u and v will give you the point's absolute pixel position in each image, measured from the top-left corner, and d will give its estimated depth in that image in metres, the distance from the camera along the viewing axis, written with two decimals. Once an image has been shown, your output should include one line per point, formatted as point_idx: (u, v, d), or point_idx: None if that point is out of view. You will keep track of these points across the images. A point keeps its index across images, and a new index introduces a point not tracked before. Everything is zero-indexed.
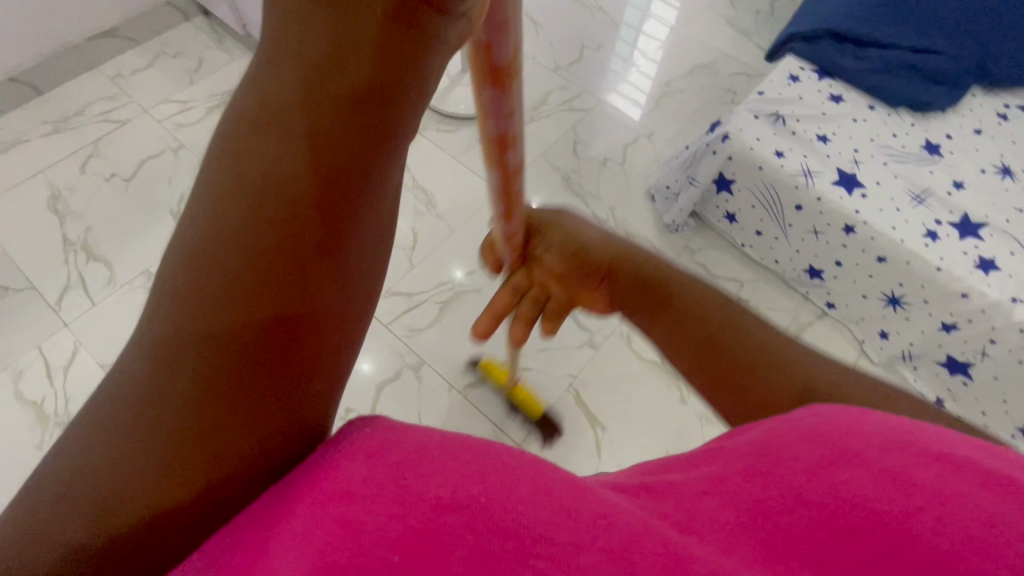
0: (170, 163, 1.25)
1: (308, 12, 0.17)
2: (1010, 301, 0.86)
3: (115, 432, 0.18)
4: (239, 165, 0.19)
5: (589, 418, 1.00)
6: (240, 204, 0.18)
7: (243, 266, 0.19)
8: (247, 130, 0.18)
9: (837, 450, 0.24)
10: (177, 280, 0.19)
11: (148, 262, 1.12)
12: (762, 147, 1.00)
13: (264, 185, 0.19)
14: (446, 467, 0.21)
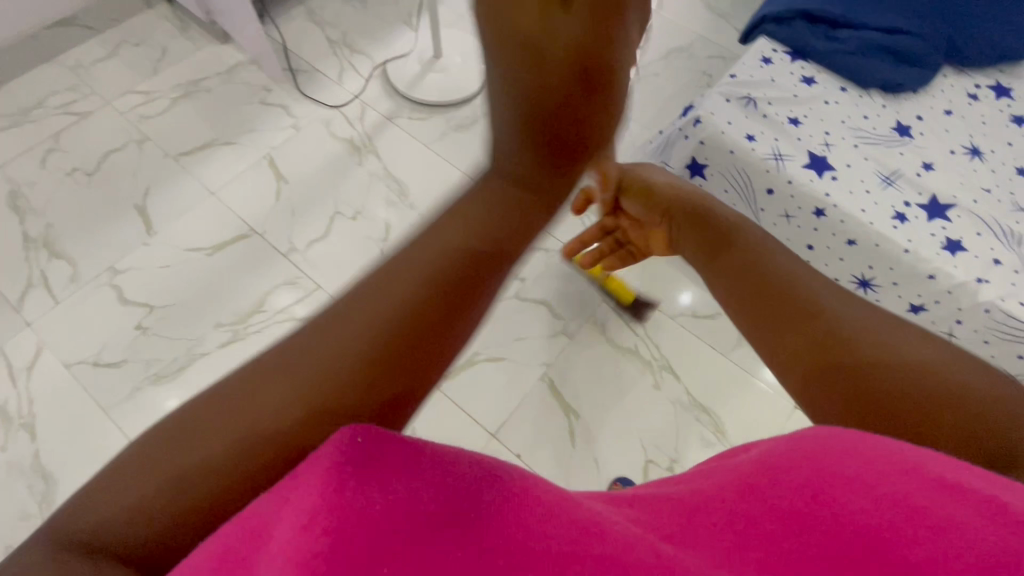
0: (133, 156, 1.21)
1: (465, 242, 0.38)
2: (975, 282, 0.87)
3: (248, 409, 0.27)
4: (390, 292, 0.33)
5: (563, 406, 1.00)
6: (383, 311, 0.32)
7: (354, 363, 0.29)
8: (404, 276, 0.34)
9: (832, 470, 0.24)
10: (327, 337, 0.30)
11: (112, 258, 1.09)
12: (733, 131, 1.00)
13: (401, 308, 0.32)
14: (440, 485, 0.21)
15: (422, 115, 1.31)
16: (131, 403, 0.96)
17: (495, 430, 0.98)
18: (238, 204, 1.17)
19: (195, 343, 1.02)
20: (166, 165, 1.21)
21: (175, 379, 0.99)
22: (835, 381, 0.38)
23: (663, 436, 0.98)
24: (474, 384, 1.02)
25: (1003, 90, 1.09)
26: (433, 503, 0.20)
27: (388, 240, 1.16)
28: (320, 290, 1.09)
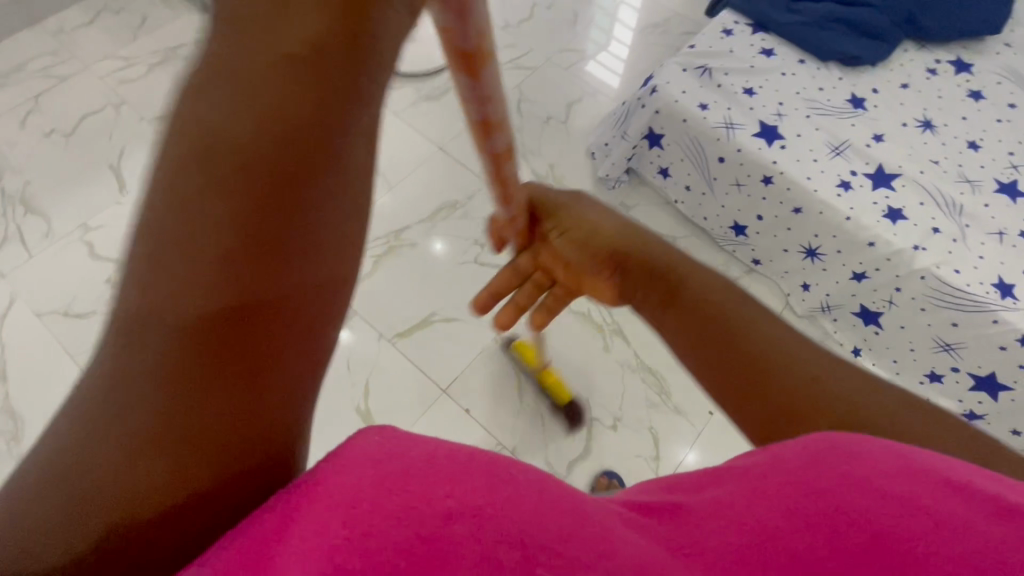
0: (110, 119, 1.25)
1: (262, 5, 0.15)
2: (912, 249, 0.89)
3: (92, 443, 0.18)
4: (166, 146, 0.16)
5: (513, 364, 1.03)
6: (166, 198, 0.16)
7: (234, 136, 0.16)
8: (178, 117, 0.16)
9: (848, 476, 0.24)
10: (135, 312, 0.18)
11: (87, 215, 1.13)
12: (687, 101, 1.01)
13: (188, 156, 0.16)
14: (453, 477, 0.22)
15: (394, 84, 1.34)
16: None
17: (447, 384, 1.02)
18: None
19: None
20: (141, 129, 1.24)
21: None
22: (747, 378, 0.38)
23: (609, 396, 1.01)
24: (431, 341, 1.05)
25: (963, 65, 1.10)
26: (449, 498, 0.21)
27: None
28: None
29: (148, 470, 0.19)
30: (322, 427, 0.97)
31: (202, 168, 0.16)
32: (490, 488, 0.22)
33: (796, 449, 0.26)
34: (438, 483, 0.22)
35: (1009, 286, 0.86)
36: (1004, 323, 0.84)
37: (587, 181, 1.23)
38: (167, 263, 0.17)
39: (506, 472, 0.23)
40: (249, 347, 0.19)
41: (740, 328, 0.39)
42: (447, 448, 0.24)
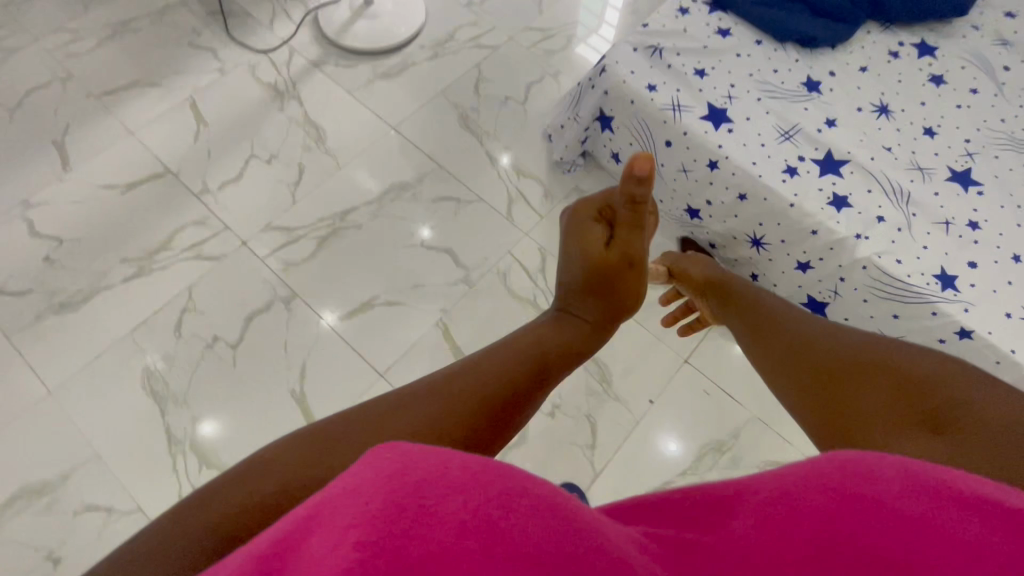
0: (56, 94, 1.22)
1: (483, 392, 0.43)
2: (854, 237, 0.86)
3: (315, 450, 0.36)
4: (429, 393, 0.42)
5: (455, 350, 1.02)
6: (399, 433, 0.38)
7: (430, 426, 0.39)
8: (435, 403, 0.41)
9: (846, 495, 0.22)
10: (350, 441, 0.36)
11: (28, 192, 1.11)
12: (635, 81, 0.98)
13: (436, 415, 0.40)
14: (465, 487, 0.19)
15: (350, 62, 1.31)
16: (33, 330, 0.99)
17: (387, 368, 1.01)
18: (156, 144, 1.18)
19: (100, 276, 1.05)
20: (88, 104, 1.21)
21: (77, 309, 1.02)
22: (826, 376, 0.50)
23: None
24: (372, 326, 1.04)
25: (927, 49, 1.06)
26: (464, 511, 0.18)
27: (300, 183, 1.17)
28: (227, 229, 1.11)
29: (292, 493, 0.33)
30: (258, 409, 0.97)
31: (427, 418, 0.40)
32: (509, 497, 0.20)
33: (807, 473, 0.25)
34: (456, 496, 0.19)
35: (951, 277, 0.84)
36: (943, 315, 0.82)
37: (542, 165, 1.21)
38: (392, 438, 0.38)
39: (523, 483, 0.21)
40: None
41: (817, 337, 0.56)
42: (460, 456, 0.22)
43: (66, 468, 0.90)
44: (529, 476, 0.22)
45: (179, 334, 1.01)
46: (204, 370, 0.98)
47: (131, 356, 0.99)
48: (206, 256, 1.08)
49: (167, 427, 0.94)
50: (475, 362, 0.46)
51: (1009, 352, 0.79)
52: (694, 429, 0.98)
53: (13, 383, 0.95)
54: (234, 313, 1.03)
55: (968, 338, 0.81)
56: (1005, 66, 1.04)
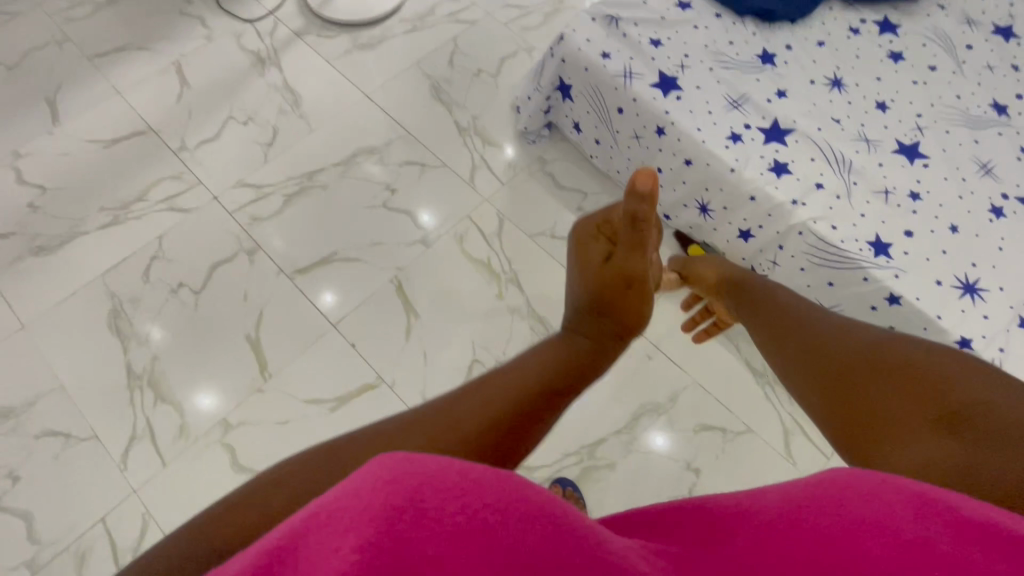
0: (54, 55, 1.29)
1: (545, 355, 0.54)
2: (791, 203, 0.88)
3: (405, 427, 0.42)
4: (509, 372, 0.50)
5: (406, 305, 1.06)
6: (482, 401, 0.46)
7: (507, 383, 0.48)
8: (511, 373, 0.50)
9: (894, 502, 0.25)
10: (445, 411, 0.44)
11: (18, 144, 1.18)
12: (590, 49, 0.99)
13: (513, 383, 0.48)
14: (464, 497, 0.22)
15: (330, 33, 1.35)
16: (11, 270, 1.05)
17: (340, 319, 1.04)
18: (141, 104, 1.24)
19: (78, 223, 1.10)
20: (81, 65, 1.28)
21: (54, 252, 1.07)
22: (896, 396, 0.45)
23: (495, 339, 1.04)
24: (328, 279, 1.08)
25: (888, 26, 1.06)
26: (460, 516, 0.21)
27: (273, 144, 1.22)
28: (200, 185, 1.16)
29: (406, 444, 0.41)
30: (215, 351, 1.01)
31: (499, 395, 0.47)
32: (503, 505, 0.22)
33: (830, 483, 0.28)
34: (457, 504, 0.21)
35: (885, 244, 0.85)
36: (874, 280, 0.83)
37: (508, 135, 1.23)
38: (469, 409, 0.45)
39: (519, 489, 0.23)
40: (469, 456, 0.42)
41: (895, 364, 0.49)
42: (459, 464, 0.24)
43: (30, 396, 0.96)
44: (526, 482, 0.24)
45: (147, 280, 1.06)
46: (164, 312, 1.03)
47: (101, 297, 1.04)
48: (179, 208, 1.13)
49: (127, 363, 0.99)
50: (470, 400, 0.46)
51: (935, 318, 0.80)
52: (633, 389, 1.00)
53: None
54: (199, 262, 1.08)
55: (897, 303, 0.82)
56: (967, 45, 1.04)
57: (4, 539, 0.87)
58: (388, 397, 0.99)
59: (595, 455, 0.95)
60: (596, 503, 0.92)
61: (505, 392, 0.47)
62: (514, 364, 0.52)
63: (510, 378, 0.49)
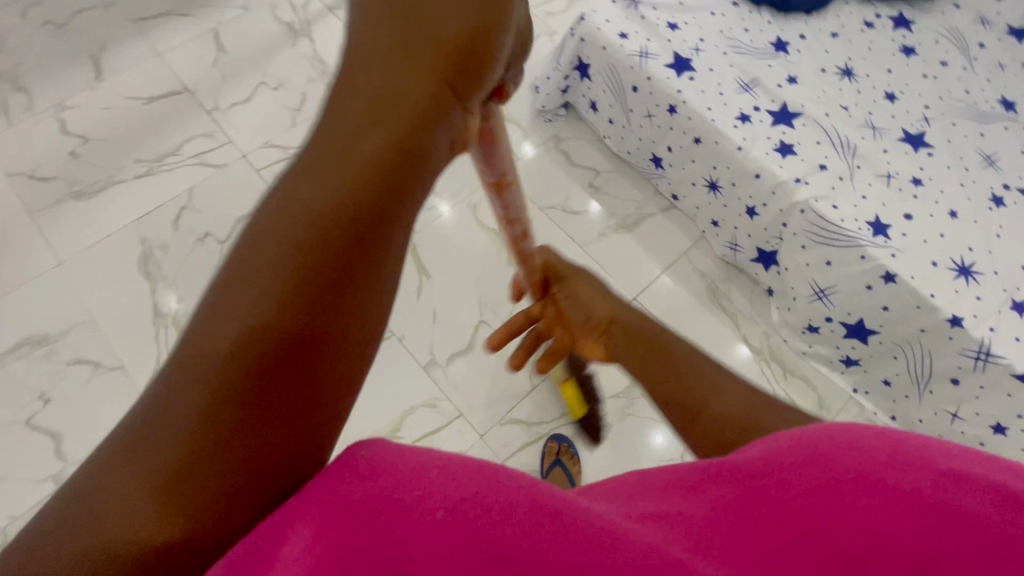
0: (98, 16, 1.35)
1: (364, 123, 0.25)
2: (794, 181, 0.91)
3: (143, 434, 0.21)
4: (306, 177, 0.24)
5: (418, 266, 1.10)
6: (280, 240, 0.23)
7: (311, 197, 0.23)
8: (308, 182, 0.24)
9: (844, 472, 0.26)
10: (194, 341, 0.22)
11: (63, 97, 1.25)
12: (609, 29, 1.03)
13: (316, 195, 0.23)
14: (441, 489, 0.21)
15: None
16: (52, 211, 1.12)
17: None
18: (179, 67, 1.30)
19: (115, 172, 1.17)
20: (125, 27, 1.34)
21: (92, 197, 1.14)
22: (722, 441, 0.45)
23: (502, 301, 1.08)
24: None
25: (903, 22, 1.08)
26: (440, 512, 0.21)
27: (300, 110, 1.27)
28: (230, 143, 1.22)
29: (150, 466, 0.20)
30: None
31: (303, 204, 0.23)
32: (486, 496, 0.21)
33: (792, 447, 0.29)
34: (432, 503, 0.21)
35: (884, 225, 0.87)
36: (871, 259, 0.86)
37: (525, 112, 1.27)
38: (252, 287, 0.22)
39: (502, 476, 0.22)
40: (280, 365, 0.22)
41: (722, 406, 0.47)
42: (439, 458, 0.23)
43: (65, 327, 1.02)
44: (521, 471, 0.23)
45: (176, 228, 1.12)
46: (191, 258, 1.09)
47: (133, 241, 1.11)
48: (210, 164, 1.19)
49: (154, 304, 1.05)
50: (247, 260, 0.23)
51: (928, 297, 0.83)
52: None
53: (29, 252, 1.08)
54: (227, 214, 1.14)
55: (893, 282, 0.85)
56: (979, 44, 1.06)
57: (37, 454, 0.93)
58: (397, 350, 1.04)
59: None
60: (589, 460, 0.97)
61: (311, 201, 0.23)
62: (305, 163, 0.25)
63: (317, 164, 0.24)
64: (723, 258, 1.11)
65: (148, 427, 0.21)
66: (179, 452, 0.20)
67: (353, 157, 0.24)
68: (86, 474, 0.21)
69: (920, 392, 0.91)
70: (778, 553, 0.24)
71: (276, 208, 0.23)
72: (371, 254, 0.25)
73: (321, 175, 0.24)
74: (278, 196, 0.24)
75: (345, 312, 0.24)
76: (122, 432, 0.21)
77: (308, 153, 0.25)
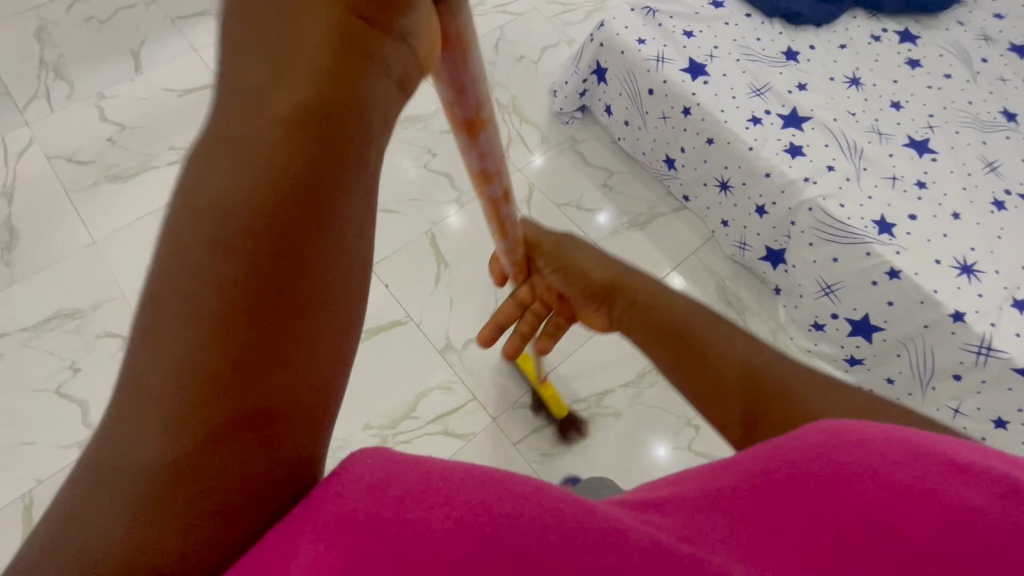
0: (140, 14, 1.42)
1: (283, 67, 0.19)
2: (803, 181, 0.95)
3: (109, 471, 0.19)
4: (226, 146, 0.20)
5: (437, 256, 1.14)
6: (207, 232, 0.19)
7: (234, 179, 0.19)
8: (226, 160, 0.19)
9: (848, 467, 0.25)
10: (134, 365, 0.19)
11: (103, 87, 1.31)
12: (627, 35, 1.08)
13: (243, 165, 0.19)
14: (448, 495, 0.21)
15: None
16: (88, 192, 1.17)
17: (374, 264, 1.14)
18: (214, 62, 1.37)
19: (149, 158, 1.22)
20: (164, 25, 1.41)
21: (127, 180, 1.19)
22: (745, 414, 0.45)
23: None
24: None
25: (909, 37, 1.12)
26: (448, 519, 0.20)
27: None
28: None
29: (127, 503, 0.19)
30: None
31: (222, 192, 0.19)
32: (490, 501, 0.21)
33: (796, 441, 0.28)
34: (436, 506, 0.20)
35: (889, 224, 0.91)
36: (876, 255, 0.89)
37: (543, 115, 1.31)
38: (184, 291, 0.19)
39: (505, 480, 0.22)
40: (240, 373, 0.19)
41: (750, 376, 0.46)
42: (439, 464, 0.22)
43: (96, 301, 1.06)
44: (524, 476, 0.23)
45: None
46: None
47: None
48: None
49: None
50: (172, 264, 0.19)
51: (932, 292, 0.86)
52: None
53: (65, 231, 1.13)
54: None
55: (897, 278, 0.88)
56: (982, 59, 1.10)
57: (65, 420, 0.97)
58: (414, 334, 1.07)
59: (602, 404, 1.02)
60: (598, 446, 0.99)
61: (241, 180, 0.19)
62: (215, 131, 0.20)
63: (233, 129, 0.20)
64: (733, 258, 1.14)
65: (107, 467, 0.19)
66: (154, 487, 0.19)
67: (265, 120, 0.19)
68: (60, 517, 0.19)
69: (923, 389, 0.93)
70: (765, 546, 0.25)
71: (197, 206, 0.19)
72: (316, 224, 0.20)
73: (246, 147, 0.19)
74: (199, 175, 0.20)
75: (309, 304, 0.20)
76: (89, 466, 0.20)
77: (218, 119, 0.20)
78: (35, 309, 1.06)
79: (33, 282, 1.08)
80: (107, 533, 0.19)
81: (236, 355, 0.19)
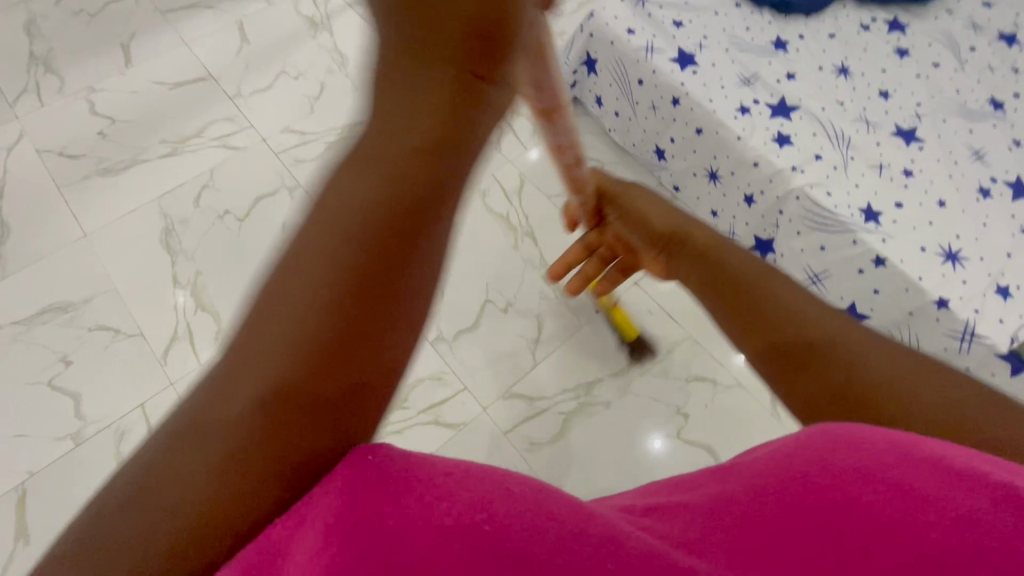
0: (130, 7, 1.41)
1: (388, 155, 0.28)
2: (790, 170, 0.96)
3: (191, 445, 0.24)
4: (336, 209, 0.28)
5: None
6: (316, 277, 0.26)
7: (342, 232, 0.27)
8: (338, 219, 0.28)
9: (853, 469, 0.26)
10: (238, 364, 0.25)
11: (94, 81, 1.31)
12: (617, 25, 1.08)
13: (347, 225, 0.27)
14: (452, 493, 0.24)
15: None
16: (79, 186, 1.17)
17: None
18: (205, 56, 1.36)
19: (140, 151, 1.22)
20: (154, 18, 1.40)
21: (118, 174, 1.19)
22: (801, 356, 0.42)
23: (507, 283, 1.12)
24: None
25: (898, 26, 1.12)
26: (447, 517, 0.23)
27: (319, 98, 1.33)
28: (251, 128, 1.27)
29: (200, 475, 0.23)
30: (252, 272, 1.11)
31: (333, 244, 0.27)
32: (488, 501, 0.23)
33: (803, 443, 0.29)
34: (438, 502, 0.23)
35: (875, 212, 0.92)
36: (862, 242, 0.90)
37: None
38: (288, 315, 0.26)
39: (504, 485, 0.24)
40: (317, 379, 0.25)
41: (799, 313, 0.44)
42: (446, 465, 0.25)
43: (88, 294, 1.07)
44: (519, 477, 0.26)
45: (197, 205, 1.17)
46: (210, 234, 1.14)
47: (155, 216, 1.15)
48: (231, 146, 1.24)
49: (173, 275, 1.09)
50: (285, 298, 0.26)
51: (916, 279, 0.87)
52: (634, 340, 1.07)
53: (56, 224, 1.13)
54: (246, 193, 1.19)
55: (882, 265, 0.89)
56: (971, 48, 1.10)
57: (57, 412, 0.97)
58: None
59: (591, 393, 1.03)
60: (587, 435, 1.00)
61: (345, 235, 0.27)
62: (331, 201, 0.28)
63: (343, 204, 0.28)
64: None
65: (192, 442, 0.24)
66: (226, 462, 0.23)
67: (370, 193, 0.28)
68: (138, 474, 0.24)
69: None
70: (767, 543, 0.26)
71: (314, 252, 0.27)
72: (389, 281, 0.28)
73: (357, 211, 0.28)
74: (315, 228, 0.28)
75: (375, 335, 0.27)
76: (171, 441, 0.24)
77: (330, 195, 0.28)
78: (26, 302, 1.06)
79: (24, 275, 1.08)
80: (179, 497, 0.23)
81: (316, 366, 0.25)
